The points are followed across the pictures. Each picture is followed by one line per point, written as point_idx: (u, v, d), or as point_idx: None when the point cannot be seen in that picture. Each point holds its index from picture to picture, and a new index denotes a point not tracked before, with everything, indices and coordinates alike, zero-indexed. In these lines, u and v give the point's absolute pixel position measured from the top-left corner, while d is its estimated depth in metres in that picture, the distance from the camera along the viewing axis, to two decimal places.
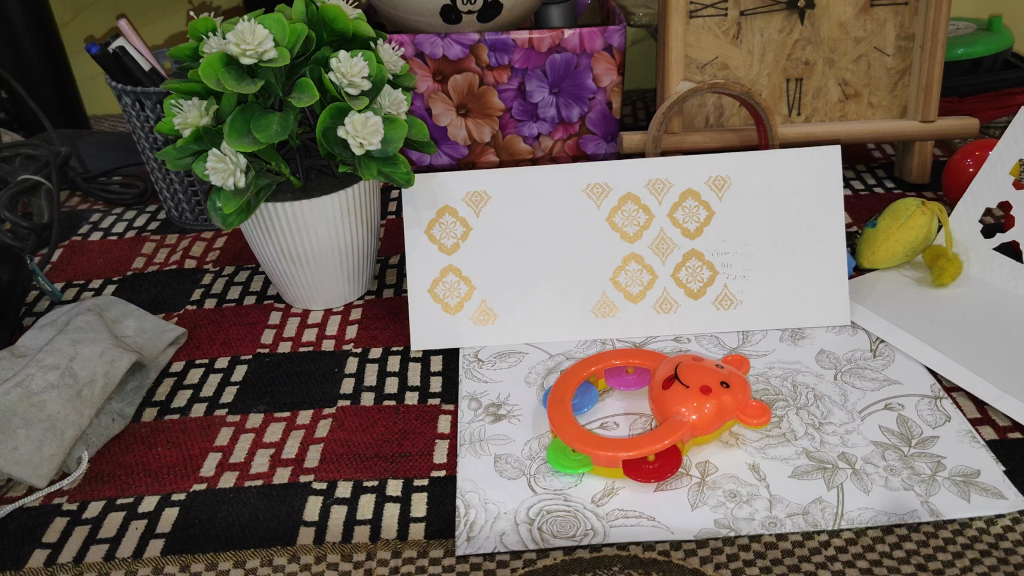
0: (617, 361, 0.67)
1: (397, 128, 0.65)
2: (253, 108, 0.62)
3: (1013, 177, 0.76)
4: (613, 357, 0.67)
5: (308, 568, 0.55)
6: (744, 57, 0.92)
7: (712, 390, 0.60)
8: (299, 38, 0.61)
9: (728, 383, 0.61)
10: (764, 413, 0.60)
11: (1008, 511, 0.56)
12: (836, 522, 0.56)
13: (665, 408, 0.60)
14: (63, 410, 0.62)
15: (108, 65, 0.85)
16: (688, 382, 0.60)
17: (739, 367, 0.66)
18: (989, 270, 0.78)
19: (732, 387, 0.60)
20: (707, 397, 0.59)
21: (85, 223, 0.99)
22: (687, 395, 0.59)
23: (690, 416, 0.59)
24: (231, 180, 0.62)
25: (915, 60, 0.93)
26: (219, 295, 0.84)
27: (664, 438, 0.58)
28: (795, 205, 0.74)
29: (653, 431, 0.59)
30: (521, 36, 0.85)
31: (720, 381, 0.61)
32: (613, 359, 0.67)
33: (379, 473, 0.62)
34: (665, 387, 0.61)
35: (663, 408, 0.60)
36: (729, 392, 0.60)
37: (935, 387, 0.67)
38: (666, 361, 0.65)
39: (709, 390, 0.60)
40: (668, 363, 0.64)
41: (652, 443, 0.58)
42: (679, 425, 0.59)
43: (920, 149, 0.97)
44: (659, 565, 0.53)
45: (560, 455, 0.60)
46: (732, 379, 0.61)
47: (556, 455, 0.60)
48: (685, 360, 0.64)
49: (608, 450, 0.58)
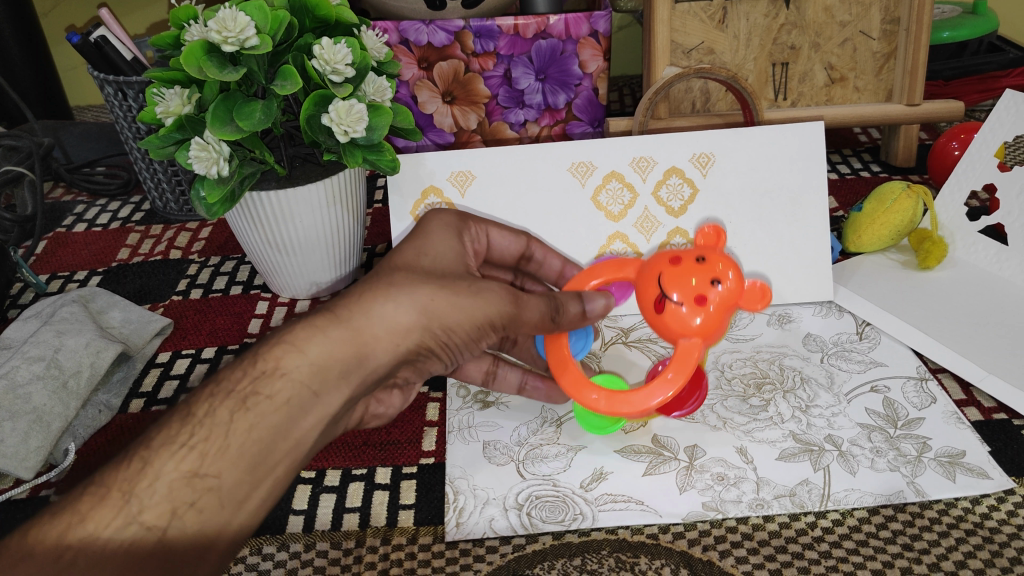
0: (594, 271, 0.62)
1: (381, 115, 0.65)
2: (236, 96, 0.62)
3: (998, 160, 0.76)
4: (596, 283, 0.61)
5: (297, 556, 0.54)
6: (730, 42, 0.92)
7: (711, 293, 0.55)
8: (282, 25, 0.60)
9: (722, 282, 0.56)
10: (765, 295, 0.57)
11: (994, 490, 0.56)
12: (822, 503, 0.56)
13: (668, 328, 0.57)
14: (49, 402, 0.62)
15: (89, 54, 0.84)
16: (683, 294, 0.55)
17: (722, 237, 0.60)
18: (974, 253, 0.78)
19: (722, 296, 0.55)
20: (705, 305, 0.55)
21: (69, 215, 0.98)
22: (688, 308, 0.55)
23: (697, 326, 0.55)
24: (215, 169, 0.62)
25: (900, 44, 0.93)
26: (204, 285, 0.84)
27: (681, 377, 0.55)
28: (780, 181, 0.74)
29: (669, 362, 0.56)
30: (506, 22, 0.84)
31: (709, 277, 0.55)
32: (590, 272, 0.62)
33: (368, 461, 0.62)
34: (662, 313, 0.56)
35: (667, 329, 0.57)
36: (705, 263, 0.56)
37: (920, 368, 0.68)
38: (649, 276, 0.57)
39: (697, 298, 0.55)
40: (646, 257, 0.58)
41: (667, 389, 0.55)
42: (689, 351, 0.56)
43: (907, 133, 0.96)
44: (647, 548, 0.54)
45: (587, 415, 0.62)
46: (720, 260, 0.57)
47: (584, 417, 0.62)
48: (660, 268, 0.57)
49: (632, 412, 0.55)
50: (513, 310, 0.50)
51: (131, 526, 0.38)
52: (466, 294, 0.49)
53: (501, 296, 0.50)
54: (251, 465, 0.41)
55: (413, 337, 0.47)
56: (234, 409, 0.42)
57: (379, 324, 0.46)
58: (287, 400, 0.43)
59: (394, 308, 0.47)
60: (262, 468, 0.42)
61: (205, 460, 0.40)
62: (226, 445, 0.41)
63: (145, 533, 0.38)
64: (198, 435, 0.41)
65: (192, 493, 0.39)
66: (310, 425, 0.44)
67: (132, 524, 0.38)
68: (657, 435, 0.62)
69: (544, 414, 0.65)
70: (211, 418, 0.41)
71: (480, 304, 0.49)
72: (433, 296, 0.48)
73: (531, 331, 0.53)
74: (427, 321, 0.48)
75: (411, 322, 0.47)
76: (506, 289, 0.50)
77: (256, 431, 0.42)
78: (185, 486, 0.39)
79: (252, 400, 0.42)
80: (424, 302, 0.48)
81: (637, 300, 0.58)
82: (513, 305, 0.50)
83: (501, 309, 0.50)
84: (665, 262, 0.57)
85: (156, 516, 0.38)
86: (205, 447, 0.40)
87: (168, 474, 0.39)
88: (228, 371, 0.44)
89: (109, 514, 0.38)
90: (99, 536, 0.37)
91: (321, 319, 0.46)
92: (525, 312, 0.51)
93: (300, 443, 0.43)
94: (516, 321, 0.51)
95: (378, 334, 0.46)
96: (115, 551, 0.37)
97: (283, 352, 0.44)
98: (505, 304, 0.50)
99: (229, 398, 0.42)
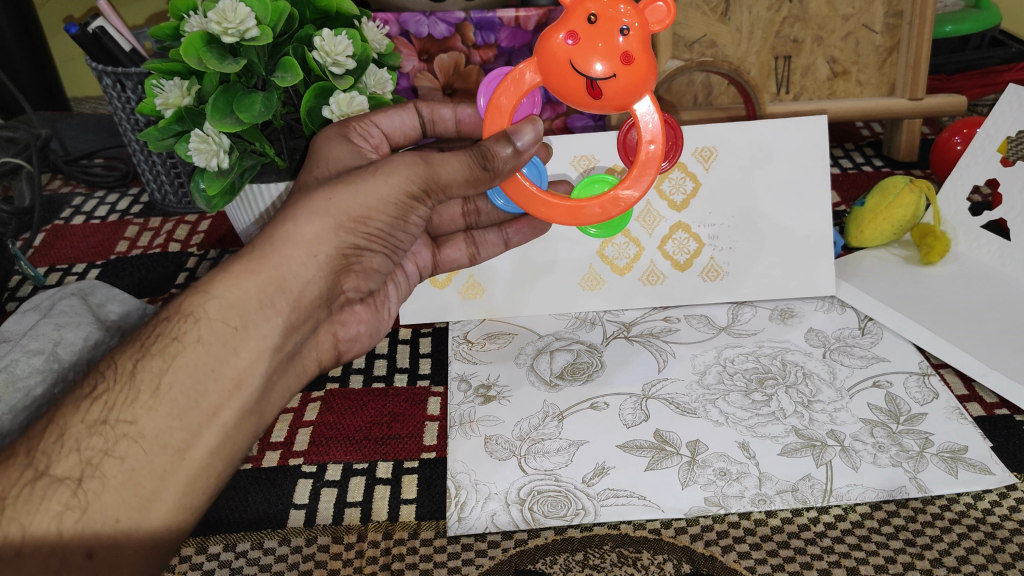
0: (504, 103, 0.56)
1: (382, 109, 0.64)
2: (235, 88, 0.61)
3: (1001, 155, 0.76)
4: (513, 110, 0.56)
5: (298, 550, 0.54)
6: (733, 35, 0.91)
7: (626, 44, 0.50)
8: (282, 16, 0.60)
9: (627, 24, 0.50)
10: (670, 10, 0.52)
11: (996, 486, 0.56)
12: (825, 498, 0.56)
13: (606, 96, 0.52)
14: (48, 395, 0.61)
15: (87, 45, 0.83)
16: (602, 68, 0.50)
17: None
18: (977, 248, 0.78)
19: (636, 41, 0.50)
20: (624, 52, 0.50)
21: (67, 207, 0.98)
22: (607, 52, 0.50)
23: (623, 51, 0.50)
24: (215, 161, 0.61)
25: (904, 38, 0.93)
26: (203, 278, 0.83)
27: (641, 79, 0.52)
28: (783, 175, 0.74)
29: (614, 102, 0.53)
30: (507, 14, 0.84)
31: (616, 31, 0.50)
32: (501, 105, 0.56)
33: (369, 455, 0.62)
34: (600, 98, 0.52)
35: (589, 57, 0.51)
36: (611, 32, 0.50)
37: (923, 364, 0.68)
38: (559, 74, 0.52)
39: (618, 63, 0.50)
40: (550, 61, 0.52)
41: (653, 163, 0.57)
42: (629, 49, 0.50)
43: (909, 127, 0.95)
44: (650, 543, 0.54)
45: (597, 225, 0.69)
46: (610, 11, 0.50)
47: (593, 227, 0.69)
48: (563, 60, 0.51)
49: (634, 202, 0.58)
50: (425, 171, 0.50)
51: (40, 480, 0.39)
52: (366, 179, 0.49)
53: (403, 165, 0.50)
54: (173, 408, 0.42)
55: (329, 240, 0.48)
56: (137, 358, 0.43)
57: (289, 244, 0.47)
58: (197, 340, 0.44)
59: (294, 224, 0.48)
60: (188, 412, 0.43)
61: (115, 407, 0.42)
62: (136, 392, 0.42)
63: (58, 487, 0.39)
64: (110, 389, 0.42)
65: (107, 442, 0.41)
66: (241, 364, 0.45)
67: (41, 478, 0.40)
68: (659, 429, 0.62)
69: (546, 409, 0.64)
70: (123, 369, 0.43)
71: (389, 183, 0.49)
72: (332, 195, 0.48)
73: (469, 187, 0.52)
74: (335, 218, 0.49)
75: (321, 227, 0.48)
76: (407, 157, 0.50)
77: (167, 376, 0.43)
78: (98, 436, 0.41)
79: (156, 347, 0.43)
80: (322, 205, 0.48)
81: (560, 96, 0.53)
82: (424, 166, 0.50)
83: (412, 175, 0.50)
84: (562, 50, 0.51)
85: (66, 470, 0.40)
86: (112, 398, 0.42)
87: (75, 428, 0.41)
88: (142, 330, 0.45)
89: (17, 472, 0.40)
90: (6, 497, 0.39)
91: (232, 262, 0.47)
92: (441, 170, 0.50)
93: (232, 385, 0.45)
94: (440, 185, 0.51)
95: (292, 251, 0.47)
96: (27, 509, 0.39)
97: (195, 298, 0.45)
98: (411, 168, 0.50)
99: (134, 351, 0.44)
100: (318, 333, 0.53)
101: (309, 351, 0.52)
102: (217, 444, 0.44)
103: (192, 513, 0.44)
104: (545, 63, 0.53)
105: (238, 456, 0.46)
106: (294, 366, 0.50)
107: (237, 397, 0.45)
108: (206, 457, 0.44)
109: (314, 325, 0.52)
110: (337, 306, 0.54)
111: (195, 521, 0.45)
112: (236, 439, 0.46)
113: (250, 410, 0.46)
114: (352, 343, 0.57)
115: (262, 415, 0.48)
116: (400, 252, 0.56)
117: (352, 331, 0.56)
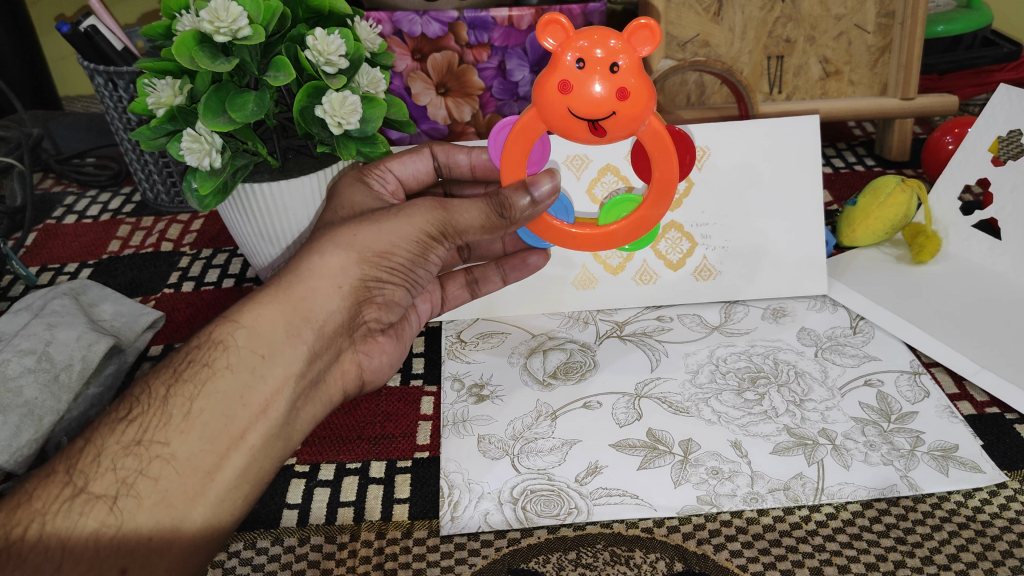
0: (517, 152, 0.58)
1: (375, 107, 0.64)
2: (228, 87, 0.61)
3: (992, 154, 0.77)
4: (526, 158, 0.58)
5: (291, 550, 0.54)
6: (725, 35, 0.91)
7: (621, 83, 0.51)
8: (275, 16, 0.59)
9: (619, 63, 0.51)
10: (653, 28, 0.51)
11: (987, 484, 0.57)
12: (816, 497, 0.56)
13: (613, 134, 0.54)
14: (40, 395, 0.61)
15: (79, 44, 0.83)
16: (605, 110, 0.51)
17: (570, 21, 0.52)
18: (967, 247, 0.79)
19: (628, 77, 0.51)
20: (622, 91, 0.51)
21: (59, 206, 0.97)
22: (605, 95, 0.51)
23: (624, 91, 0.51)
24: (207, 161, 0.61)
25: (895, 38, 0.93)
26: (196, 278, 0.83)
27: (641, 116, 0.53)
28: (776, 176, 0.74)
29: (625, 135, 0.54)
30: (500, 13, 0.84)
31: (610, 69, 0.51)
32: (514, 153, 0.58)
33: (362, 455, 0.62)
34: (605, 135, 0.53)
35: (592, 103, 0.51)
36: (606, 71, 0.51)
37: (914, 362, 0.68)
38: (560, 122, 0.53)
39: (615, 99, 0.51)
40: (554, 110, 0.53)
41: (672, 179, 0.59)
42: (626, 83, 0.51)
43: (901, 127, 0.96)
44: (642, 542, 0.54)
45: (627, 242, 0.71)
46: (600, 51, 0.51)
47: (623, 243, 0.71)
48: (562, 115, 0.53)
49: (659, 219, 0.61)
50: (443, 215, 0.54)
51: (78, 497, 0.42)
52: (388, 220, 0.53)
53: (422, 209, 0.53)
54: (204, 432, 0.45)
55: (353, 271, 0.52)
56: (170, 384, 0.46)
57: (313, 277, 0.51)
58: (227, 366, 0.47)
59: (320, 259, 0.52)
60: (218, 435, 0.46)
61: (148, 430, 0.45)
62: (170, 417, 0.45)
63: (95, 505, 0.42)
64: (146, 414, 0.45)
65: (141, 462, 0.44)
66: (267, 390, 0.48)
67: (79, 496, 0.42)
68: (653, 429, 0.62)
69: (540, 408, 0.65)
70: (155, 394, 0.46)
71: (411, 221, 0.53)
72: (358, 232, 0.53)
73: (485, 233, 0.55)
74: (358, 252, 0.52)
75: (344, 259, 0.52)
76: (426, 202, 0.54)
77: (197, 402, 0.46)
78: (132, 456, 0.44)
79: (188, 373, 0.47)
80: (347, 240, 0.52)
81: (568, 138, 0.55)
82: (441, 211, 0.54)
83: (430, 219, 0.53)
84: (558, 100, 0.52)
85: (103, 488, 0.43)
86: (146, 421, 0.45)
87: (111, 447, 0.44)
88: (175, 355, 0.48)
89: (58, 489, 0.42)
90: (44, 514, 0.42)
91: (260, 294, 0.51)
92: (459, 217, 0.54)
93: (258, 411, 0.47)
94: (457, 228, 0.54)
95: (315, 285, 0.51)
96: (63, 525, 0.41)
97: (225, 329, 0.48)
98: (429, 213, 0.53)
99: (168, 376, 0.47)
100: (340, 362, 0.56)
101: (333, 380, 0.55)
102: (244, 466, 0.47)
103: (218, 531, 0.47)
104: (544, 112, 0.54)
105: (263, 477, 0.49)
106: (316, 395, 0.53)
107: (263, 422, 0.48)
108: (234, 479, 0.47)
109: (336, 351, 0.54)
110: (359, 335, 0.57)
111: (223, 540, 0.47)
112: (262, 463, 0.48)
113: (275, 435, 0.49)
114: (376, 373, 0.59)
115: (288, 439, 0.50)
116: (420, 289, 0.59)
117: (375, 362, 0.59)
